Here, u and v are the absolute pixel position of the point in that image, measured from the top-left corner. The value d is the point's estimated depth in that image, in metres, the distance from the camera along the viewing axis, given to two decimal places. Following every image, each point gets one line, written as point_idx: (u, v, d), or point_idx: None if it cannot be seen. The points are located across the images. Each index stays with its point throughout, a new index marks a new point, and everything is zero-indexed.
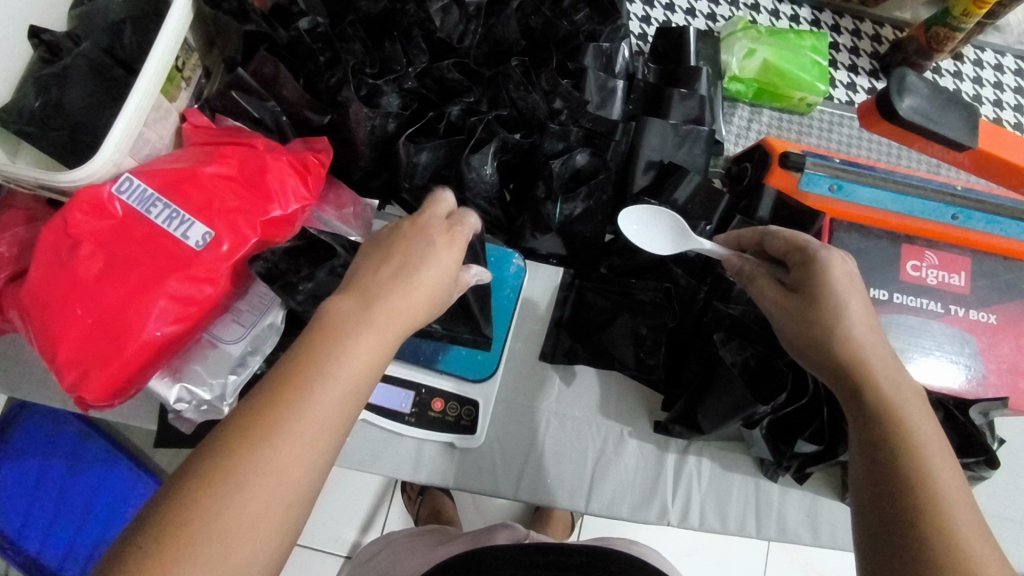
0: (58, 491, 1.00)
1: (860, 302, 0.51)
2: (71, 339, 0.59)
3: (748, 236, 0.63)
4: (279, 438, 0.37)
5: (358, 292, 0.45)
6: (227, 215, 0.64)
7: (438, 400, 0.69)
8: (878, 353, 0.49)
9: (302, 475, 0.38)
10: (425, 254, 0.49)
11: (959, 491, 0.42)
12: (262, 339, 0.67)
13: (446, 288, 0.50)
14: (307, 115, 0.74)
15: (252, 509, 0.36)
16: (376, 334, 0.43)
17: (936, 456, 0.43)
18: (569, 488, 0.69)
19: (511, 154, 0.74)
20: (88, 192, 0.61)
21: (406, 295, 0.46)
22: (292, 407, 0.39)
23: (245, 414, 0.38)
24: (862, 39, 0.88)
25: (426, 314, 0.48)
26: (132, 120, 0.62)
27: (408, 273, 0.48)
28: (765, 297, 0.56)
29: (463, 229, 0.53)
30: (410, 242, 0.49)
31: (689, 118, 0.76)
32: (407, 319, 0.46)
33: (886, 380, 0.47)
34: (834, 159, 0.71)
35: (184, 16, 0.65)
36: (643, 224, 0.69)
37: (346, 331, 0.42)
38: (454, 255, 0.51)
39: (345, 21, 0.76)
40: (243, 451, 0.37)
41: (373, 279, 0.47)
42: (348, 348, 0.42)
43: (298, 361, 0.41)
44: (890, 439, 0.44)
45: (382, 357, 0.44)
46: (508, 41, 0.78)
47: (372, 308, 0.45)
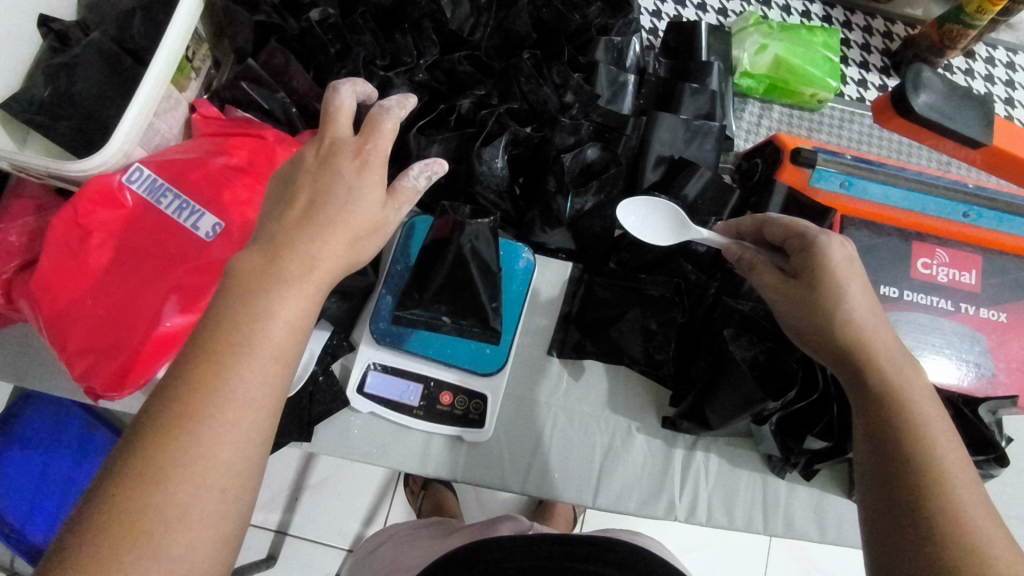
0: (65, 484, 0.98)
1: (863, 283, 0.51)
2: (81, 329, 0.59)
3: (748, 224, 0.62)
4: (201, 417, 0.36)
5: (263, 246, 0.43)
6: (236, 207, 0.64)
7: (447, 394, 0.69)
8: (881, 339, 0.48)
9: (236, 452, 0.36)
10: (334, 186, 0.45)
11: (964, 470, 0.42)
12: None
13: (375, 219, 0.47)
14: (317, 107, 0.73)
15: (192, 487, 0.35)
16: (292, 287, 0.41)
17: (941, 439, 0.43)
18: (576, 483, 0.69)
19: (522, 148, 0.74)
20: (98, 182, 0.61)
21: (316, 232, 0.43)
22: (214, 382, 0.37)
23: (172, 390, 0.37)
24: (874, 36, 0.88)
25: (350, 257, 0.45)
26: (142, 111, 0.61)
27: (316, 211, 0.44)
28: (766, 285, 0.56)
29: (374, 146, 0.48)
30: (312, 177, 0.46)
31: (700, 113, 0.75)
32: (328, 263, 0.43)
33: (891, 367, 0.47)
34: (847, 155, 0.72)
35: (194, 7, 0.65)
36: (642, 216, 0.69)
37: (263, 286, 0.40)
38: (370, 182, 0.47)
39: (356, 12, 0.75)
40: (176, 431, 0.35)
41: (279, 223, 0.44)
42: (271, 303, 0.40)
43: (210, 330, 0.39)
44: (895, 423, 0.44)
45: (307, 309, 0.41)
46: (519, 33, 0.77)
47: (282, 257, 0.42)
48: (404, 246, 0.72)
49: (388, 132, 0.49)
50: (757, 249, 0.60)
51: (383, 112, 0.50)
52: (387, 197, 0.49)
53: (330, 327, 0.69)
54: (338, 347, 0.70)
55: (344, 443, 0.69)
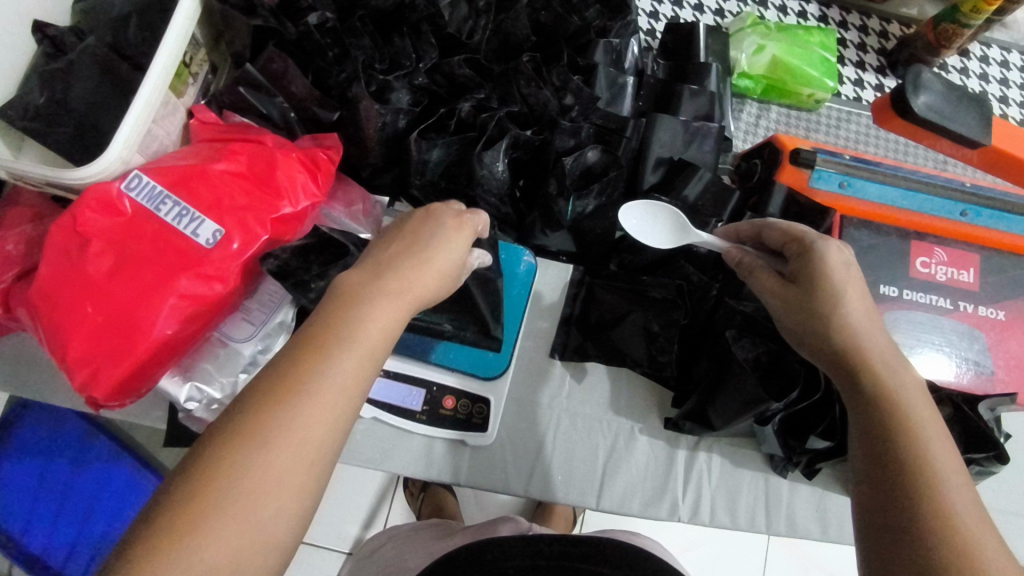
0: (61, 491, 0.97)
1: (860, 285, 0.52)
2: (81, 338, 0.58)
3: (746, 230, 0.63)
4: (299, 397, 0.39)
5: (371, 265, 0.47)
6: (236, 213, 0.64)
7: (450, 398, 0.69)
8: (878, 344, 0.49)
9: (325, 432, 0.39)
10: (432, 232, 0.50)
11: (956, 472, 0.42)
12: (271, 338, 0.67)
13: (461, 265, 0.51)
14: (316, 112, 0.73)
15: (283, 457, 0.37)
16: (391, 299, 0.45)
17: (935, 439, 0.44)
18: (580, 486, 0.69)
19: (522, 151, 0.73)
20: (97, 189, 0.61)
21: (419, 262, 0.48)
22: (312, 369, 0.40)
23: (275, 370, 0.40)
24: (870, 36, 0.88)
25: (438, 290, 0.49)
26: (141, 116, 0.62)
27: (416, 248, 0.49)
28: (764, 289, 0.56)
29: (472, 213, 0.54)
30: (421, 221, 0.51)
31: (699, 115, 0.75)
32: (421, 290, 0.47)
33: (886, 371, 0.47)
34: (845, 155, 0.73)
35: (190, 14, 0.65)
36: (644, 219, 0.69)
37: (364, 294, 0.44)
38: (463, 238, 0.52)
39: (354, 15, 0.74)
40: (275, 405, 0.38)
41: (386, 250, 0.49)
42: (369, 309, 0.43)
43: (316, 325, 0.42)
44: (889, 423, 0.45)
45: (399, 318, 0.45)
46: (518, 36, 0.77)
47: (383, 276, 0.46)
48: None
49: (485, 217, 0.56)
50: (756, 253, 0.60)
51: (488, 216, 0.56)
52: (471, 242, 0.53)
53: None
54: None
55: (347, 449, 0.69)
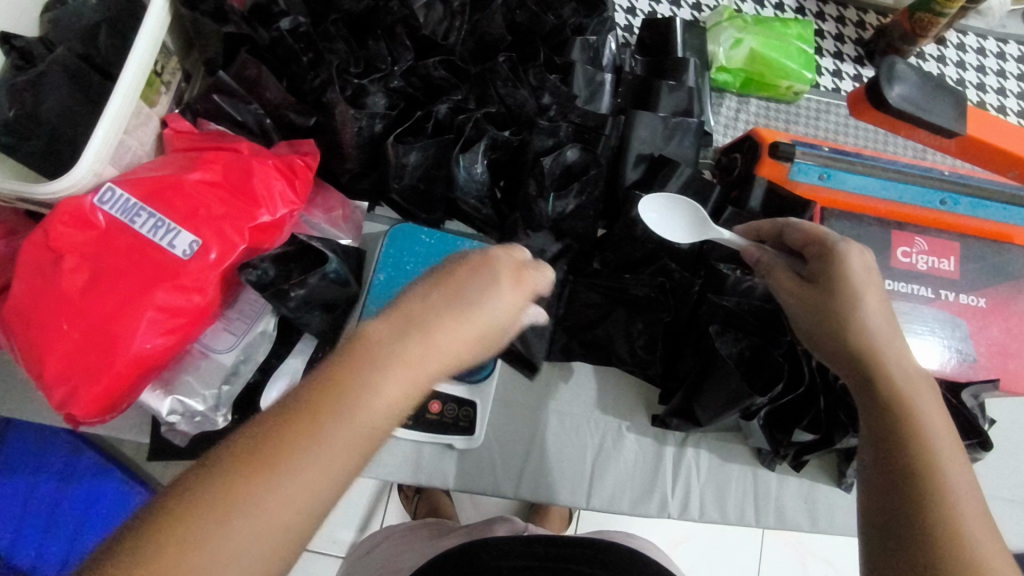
0: (49, 507, 0.93)
1: (880, 291, 0.51)
2: (58, 355, 0.57)
3: (768, 228, 0.62)
4: (279, 470, 0.33)
5: (403, 318, 0.40)
6: (213, 223, 0.63)
7: (435, 402, 0.68)
8: (894, 347, 0.48)
9: (298, 514, 0.33)
10: (485, 287, 0.43)
11: (964, 475, 0.41)
12: (253, 348, 0.67)
13: (506, 328, 0.44)
14: (292, 118, 0.72)
15: (244, 539, 0.31)
16: (413, 369, 0.38)
17: (945, 441, 0.42)
18: (570, 485, 0.69)
19: (501, 151, 0.73)
20: (69, 203, 0.60)
21: (456, 325, 0.41)
22: (302, 437, 0.34)
23: (261, 426, 0.34)
24: (847, 26, 0.88)
25: (470, 357, 0.42)
26: (111, 127, 0.62)
27: (459, 306, 0.42)
28: (782, 288, 0.56)
29: (532, 271, 0.47)
30: (473, 270, 0.44)
31: (678, 110, 0.75)
32: (449, 358, 0.40)
33: (901, 372, 0.46)
34: (824, 147, 0.73)
35: (159, 22, 0.64)
36: (663, 212, 0.69)
37: (384, 357, 0.38)
38: (515, 298, 0.45)
39: (327, 19, 0.74)
40: (249, 474, 0.32)
41: (423, 300, 0.41)
42: (384, 376, 0.37)
43: (322, 382, 0.36)
44: (900, 423, 0.43)
45: (418, 391, 0.38)
46: (494, 35, 0.76)
47: (410, 336, 0.39)
48: (389, 252, 0.70)
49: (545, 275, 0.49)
50: (776, 253, 0.60)
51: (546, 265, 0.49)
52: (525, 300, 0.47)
53: (315, 340, 0.69)
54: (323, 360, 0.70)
55: None
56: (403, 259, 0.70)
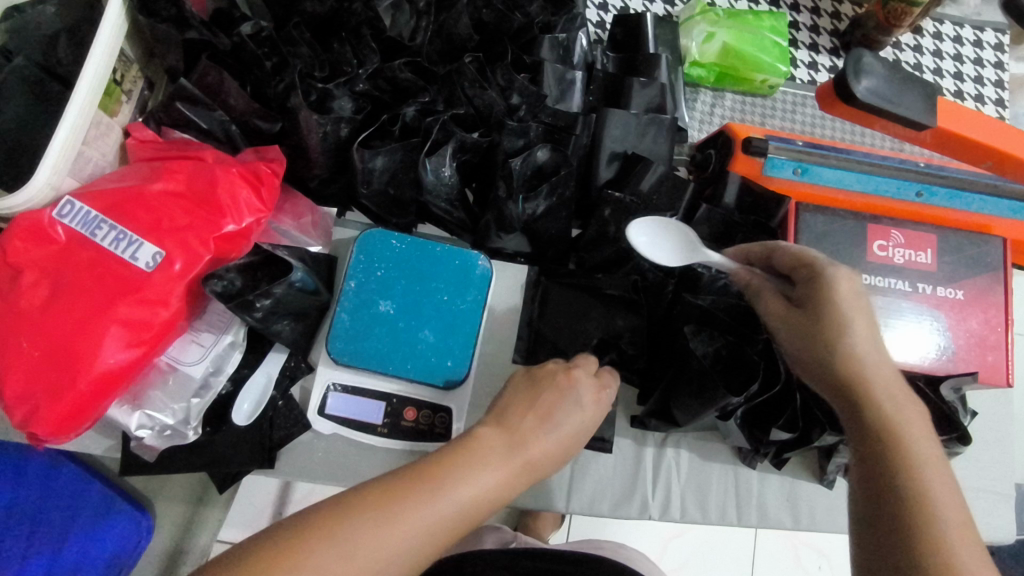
0: (30, 525, 0.87)
1: (867, 317, 0.52)
2: (19, 373, 0.56)
3: (755, 251, 0.62)
4: (404, 510, 0.40)
5: (503, 426, 0.48)
6: (177, 233, 0.62)
7: (411, 409, 0.67)
8: (883, 374, 0.49)
9: (408, 552, 0.40)
10: (571, 404, 0.52)
11: (959, 518, 0.42)
12: (223, 359, 0.66)
13: (580, 441, 0.52)
14: (256, 123, 0.71)
15: (369, 560, 0.38)
16: (507, 468, 0.46)
17: (937, 480, 0.43)
18: (549, 490, 0.69)
19: (470, 154, 0.71)
20: (28, 217, 0.59)
21: (547, 437, 0.49)
22: (423, 491, 0.42)
23: (394, 475, 0.42)
24: (822, 17, 0.87)
25: (552, 464, 0.50)
26: (69, 140, 0.60)
27: (550, 421, 0.50)
28: (772, 315, 0.57)
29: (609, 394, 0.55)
30: (564, 391, 0.52)
31: (651, 106, 0.74)
32: (537, 464, 0.48)
33: (888, 401, 0.48)
34: (798, 141, 0.72)
35: (116, 30, 0.63)
36: (652, 235, 0.67)
37: (491, 455, 0.46)
38: (593, 416, 0.53)
39: (290, 23, 0.72)
40: (382, 507, 0.40)
41: (524, 416, 0.49)
42: (489, 468, 0.45)
43: (434, 461, 0.44)
44: (891, 459, 0.45)
45: (505, 490, 0.45)
46: (461, 36, 0.74)
47: (513, 443, 0.47)
48: (358, 257, 0.69)
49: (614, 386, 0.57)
50: (768, 277, 0.60)
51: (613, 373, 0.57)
52: (599, 418, 0.54)
53: (287, 350, 0.68)
54: (296, 369, 0.69)
55: (308, 465, 0.68)
56: (372, 265, 0.69)
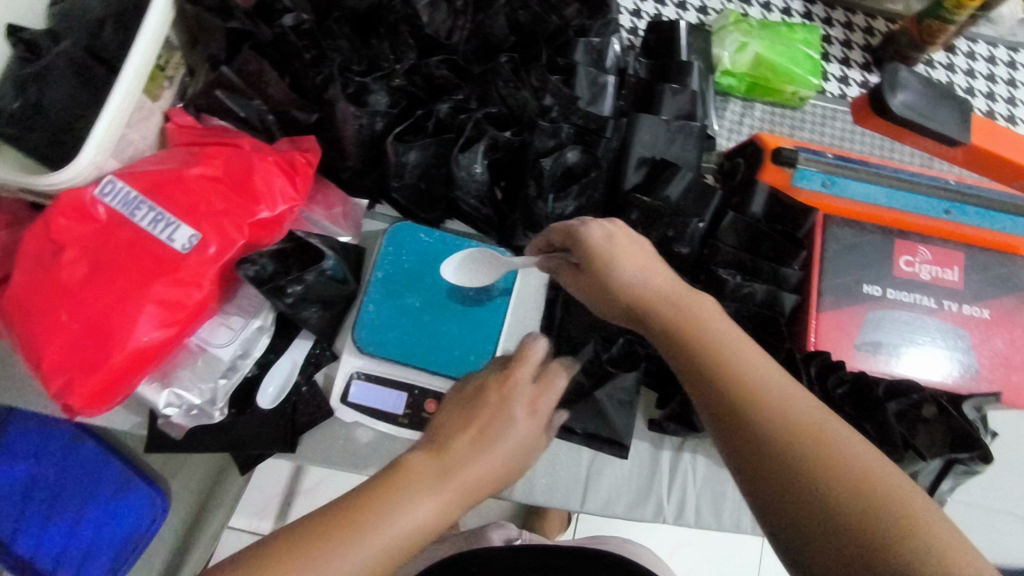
0: (53, 494, 0.94)
1: (636, 251, 0.52)
2: (56, 346, 0.58)
3: (539, 241, 0.60)
4: (310, 564, 0.39)
5: (434, 449, 0.47)
6: (213, 217, 0.63)
7: (431, 401, 0.68)
8: (659, 284, 0.51)
9: None
10: (507, 425, 0.48)
11: (777, 382, 0.42)
12: (251, 342, 0.67)
13: (525, 457, 0.49)
14: (294, 114, 0.72)
15: None
16: (438, 499, 0.44)
17: (749, 361, 0.44)
18: (564, 489, 0.70)
19: (502, 153, 0.72)
20: (70, 195, 0.61)
21: (479, 466, 0.46)
22: (332, 541, 0.40)
23: (304, 524, 0.41)
24: (854, 32, 0.87)
25: (489, 485, 0.47)
26: (114, 122, 0.62)
27: (482, 445, 0.47)
28: (572, 284, 0.57)
29: (549, 402, 0.51)
30: (499, 409, 0.49)
31: (681, 113, 0.74)
32: (468, 492, 0.46)
33: (675, 309, 0.48)
34: (827, 154, 0.72)
35: (162, 19, 0.64)
36: (462, 267, 0.70)
37: (412, 490, 0.44)
38: (532, 432, 0.49)
39: (331, 17, 0.73)
40: (286, 562, 0.39)
41: (455, 440, 0.47)
42: (410, 506, 0.43)
43: (355, 504, 0.43)
44: (706, 377, 0.44)
45: (432, 525, 0.44)
46: (497, 36, 0.75)
47: (439, 474, 0.45)
48: (387, 248, 0.71)
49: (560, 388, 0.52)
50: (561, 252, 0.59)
51: (565, 369, 0.53)
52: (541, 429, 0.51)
53: (313, 336, 0.69)
54: (320, 356, 0.70)
55: (331, 451, 0.69)
56: (400, 256, 0.71)
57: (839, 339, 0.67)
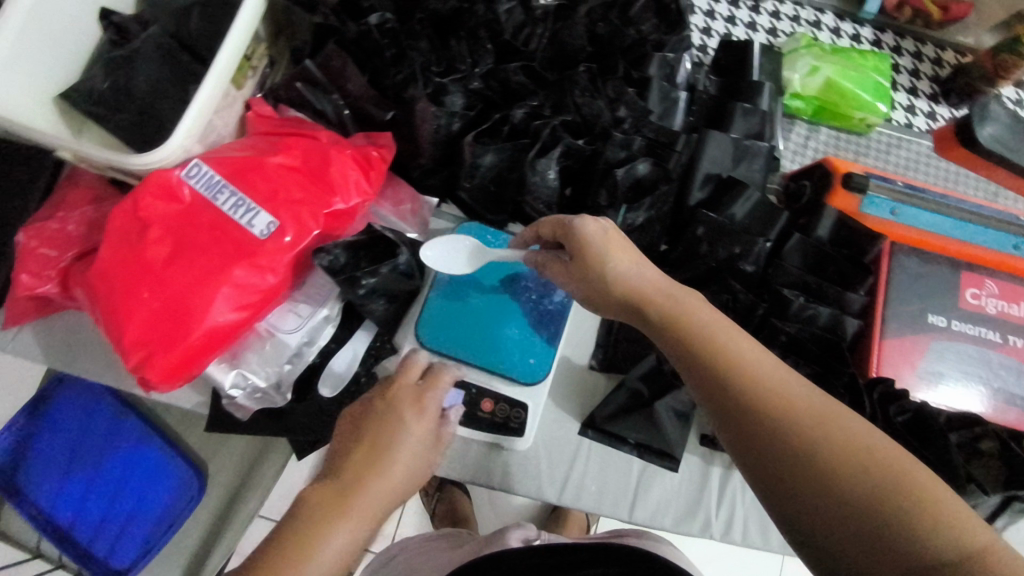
0: (93, 467, 0.94)
1: (626, 249, 0.56)
2: (137, 321, 0.59)
3: (529, 233, 0.64)
4: None
5: (333, 479, 0.51)
6: (291, 206, 0.65)
7: (488, 401, 0.68)
8: (651, 282, 0.54)
9: None
10: (399, 428, 0.54)
11: (777, 372, 0.46)
12: (317, 331, 0.68)
13: (427, 451, 0.55)
14: (371, 110, 0.73)
15: None
16: (353, 523, 0.48)
17: (753, 359, 0.47)
18: (613, 497, 0.70)
19: (574, 160, 0.72)
20: (159, 176, 0.62)
21: (386, 472, 0.51)
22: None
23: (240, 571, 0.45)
24: (923, 63, 0.87)
25: (400, 489, 0.53)
26: (204, 108, 0.64)
27: (377, 456, 0.52)
28: (561, 278, 0.59)
29: (434, 394, 0.57)
30: (385, 416, 0.54)
31: (751, 133, 0.75)
32: (381, 502, 0.51)
33: (674, 308, 0.52)
34: (897, 182, 0.73)
35: (255, 10, 0.66)
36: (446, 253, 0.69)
37: (330, 518, 0.48)
38: (426, 424, 0.55)
39: (413, 18, 0.75)
40: None
41: (355, 458, 0.52)
42: (330, 533, 0.47)
43: (280, 550, 0.46)
44: (715, 378, 0.46)
45: (355, 542, 0.48)
46: (574, 45, 0.76)
47: (347, 495, 0.50)
48: None
49: (448, 380, 0.59)
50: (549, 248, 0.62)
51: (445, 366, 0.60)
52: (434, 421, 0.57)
53: (374, 328, 0.70)
54: (381, 350, 0.71)
55: None
56: None
57: (902, 367, 0.67)
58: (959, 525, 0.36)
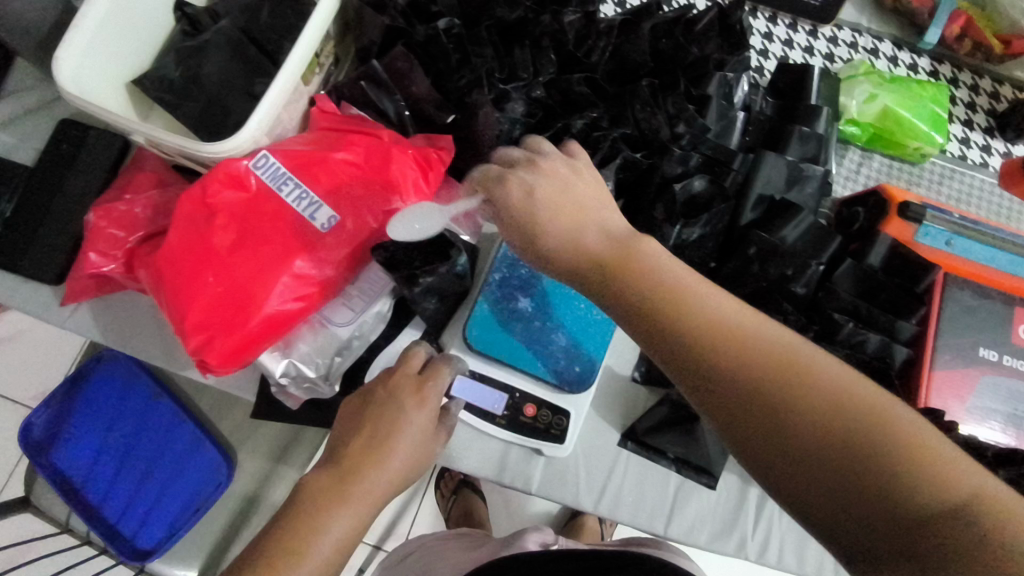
0: (124, 449, 0.94)
1: (567, 200, 0.50)
2: (200, 305, 0.61)
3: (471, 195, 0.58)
4: None
5: (334, 467, 0.53)
6: (352, 202, 0.66)
7: (531, 406, 0.69)
8: (607, 236, 0.49)
9: None
10: (398, 420, 0.54)
11: (757, 332, 0.43)
12: (367, 327, 0.69)
13: (427, 441, 0.56)
14: (432, 113, 0.75)
15: None
16: (351, 512, 0.51)
17: (733, 320, 0.43)
18: (649, 510, 0.70)
19: (629, 172, 0.73)
20: (229, 165, 0.63)
21: (382, 466, 0.53)
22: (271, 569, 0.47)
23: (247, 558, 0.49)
24: (980, 96, 0.87)
25: (400, 479, 0.54)
26: (275, 101, 0.65)
27: (374, 449, 0.53)
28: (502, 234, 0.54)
29: (433, 383, 0.56)
30: (383, 407, 0.55)
31: (805, 157, 0.75)
32: (379, 493, 0.53)
33: (641, 268, 0.46)
34: (952, 213, 0.72)
35: (329, 9, 0.68)
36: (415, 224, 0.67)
37: (328, 511, 0.51)
38: (425, 415, 0.56)
39: (481, 25, 0.75)
40: None
41: (352, 448, 0.53)
42: (329, 525, 0.50)
43: (278, 543, 0.49)
44: (694, 353, 0.42)
45: (354, 531, 0.51)
46: (635, 60, 0.78)
47: (345, 487, 0.52)
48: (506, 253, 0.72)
49: (449, 371, 0.58)
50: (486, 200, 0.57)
51: (449, 358, 0.58)
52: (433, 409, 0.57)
53: (423, 326, 0.71)
54: None
55: None
56: (517, 263, 0.72)
57: (950, 399, 0.67)
58: (949, 478, 0.37)
